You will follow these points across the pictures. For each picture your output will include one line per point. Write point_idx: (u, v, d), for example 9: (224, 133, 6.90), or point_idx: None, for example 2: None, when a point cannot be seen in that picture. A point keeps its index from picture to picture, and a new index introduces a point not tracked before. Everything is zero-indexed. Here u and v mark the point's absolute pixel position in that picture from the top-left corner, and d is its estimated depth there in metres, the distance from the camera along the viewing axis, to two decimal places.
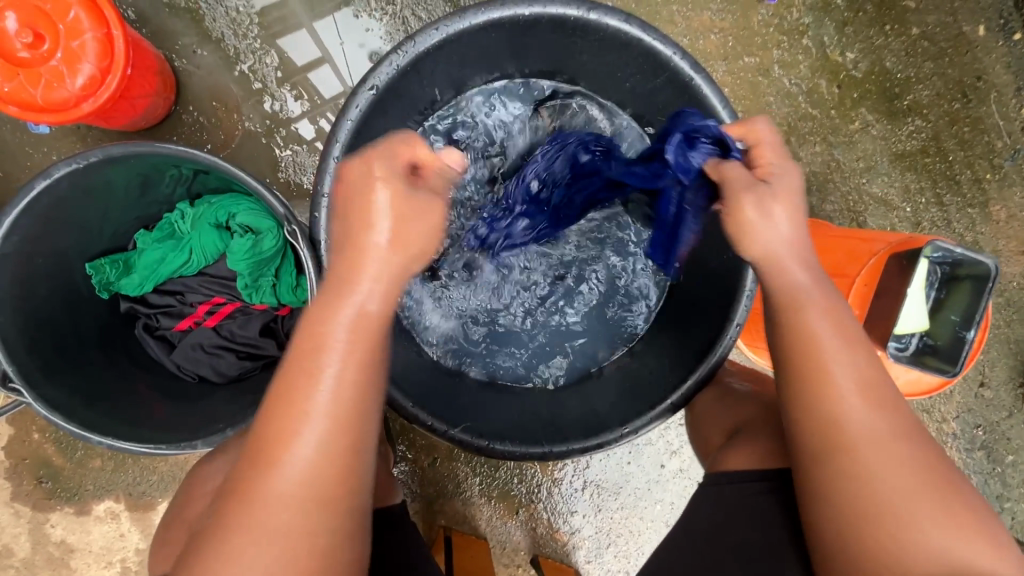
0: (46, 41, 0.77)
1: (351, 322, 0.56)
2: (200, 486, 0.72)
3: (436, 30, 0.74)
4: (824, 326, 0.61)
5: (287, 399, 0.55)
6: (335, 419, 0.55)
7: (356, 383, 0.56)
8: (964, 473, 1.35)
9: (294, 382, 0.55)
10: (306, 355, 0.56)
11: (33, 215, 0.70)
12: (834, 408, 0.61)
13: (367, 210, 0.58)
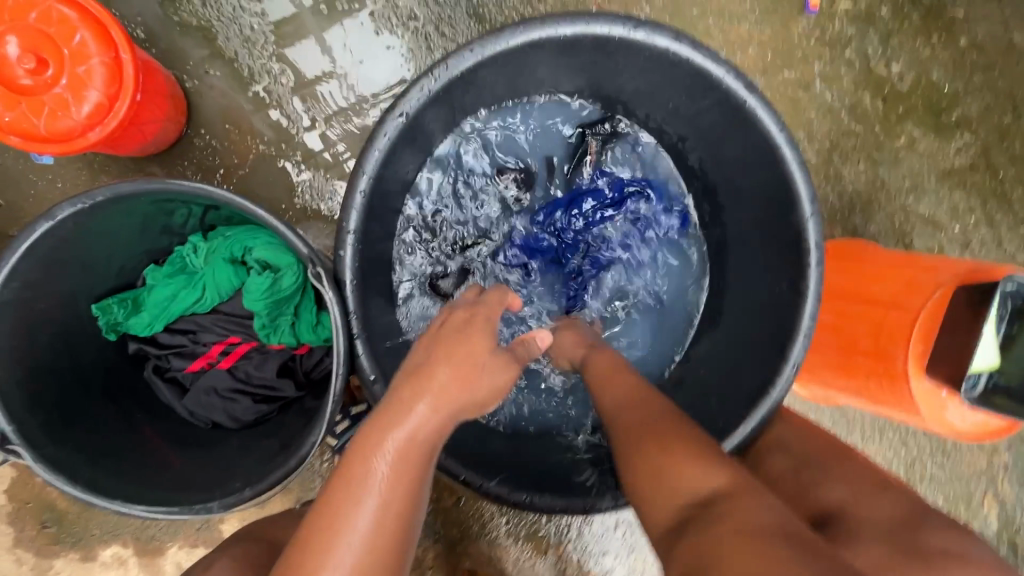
0: (50, 66, 0.72)
1: (400, 446, 0.55)
2: None
3: (470, 52, 0.68)
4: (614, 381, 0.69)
5: (326, 523, 0.50)
6: (373, 548, 0.49)
7: (404, 508, 0.53)
8: (1017, 508, 1.27)
9: (334, 508, 0.51)
10: (355, 478, 0.53)
11: (34, 259, 0.63)
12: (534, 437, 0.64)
13: (444, 351, 0.63)
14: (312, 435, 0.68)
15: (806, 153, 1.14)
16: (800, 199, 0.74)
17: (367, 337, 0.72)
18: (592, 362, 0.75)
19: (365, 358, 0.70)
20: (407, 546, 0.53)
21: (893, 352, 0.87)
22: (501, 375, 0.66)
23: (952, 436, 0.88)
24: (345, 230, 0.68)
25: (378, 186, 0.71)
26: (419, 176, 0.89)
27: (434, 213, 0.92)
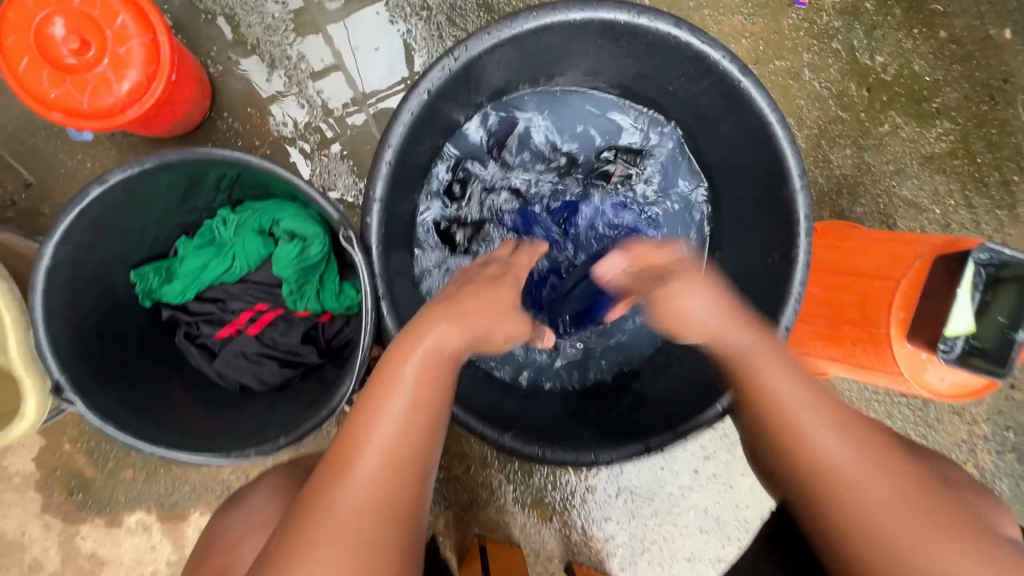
0: (92, 46, 0.76)
1: (430, 348, 0.63)
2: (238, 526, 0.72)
3: (488, 34, 0.74)
4: (781, 381, 0.68)
5: (367, 422, 0.57)
6: (410, 423, 0.57)
7: (430, 416, 0.59)
8: (995, 476, 1.34)
9: (371, 405, 0.58)
10: (388, 381, 0.60)
11: (85, 222, 0.68)
12: (817, 456, 0.63)
13: (465, 298, 0.70)
14: (341, 389, 0.73)
15: (796, 138, 1.21)
16: (791, 173, 0.80)
17: (390, 299, 0.77)
18: (766, 371, 0.69)
19: (390, 318, 0.75)
20: (431, 455, 0.58)
21: (877, 319, 0.92)
22: (516, 327, 0.73)
23: (933, 397, 0.94)
24: (371, 199, 0.74)
25: (401, 159, 0.77)
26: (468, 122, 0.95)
27: (455, 183, 0.97)
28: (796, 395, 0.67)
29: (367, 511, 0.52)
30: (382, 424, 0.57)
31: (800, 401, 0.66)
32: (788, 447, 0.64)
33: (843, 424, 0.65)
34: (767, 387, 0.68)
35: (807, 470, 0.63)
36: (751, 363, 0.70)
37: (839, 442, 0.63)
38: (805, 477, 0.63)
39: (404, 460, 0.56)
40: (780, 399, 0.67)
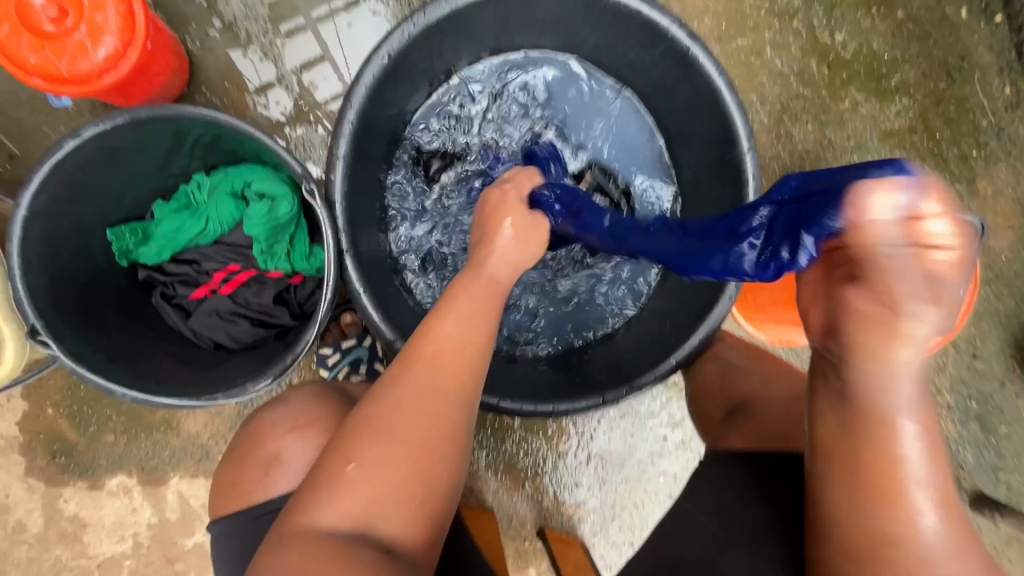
0: (71, 16, 0.80)
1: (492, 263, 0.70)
2: (274, 427, 0.77)
3: (446, 1, 0.78)
4: (910, 441, 0.53)
5: (436, 322, 0.64)
6: (483, 316, 0.66)
7: (490, 319, 0.66)
8: (958, 444, 1.38)
9: (439, 305, 0.65)
10: (455, 286, 0.67)
11: (61, 175, 0.72)
12: (907, 525, 0.53)
13: (492, 228, 0.73)
14: (306, 335, 0.78)
15: (758, 114, 1.25)
16: (739, 135, 0.84)
17: (355, 254, 0.81)
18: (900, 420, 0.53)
19: (354, 272, 0.79)
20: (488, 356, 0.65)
21: None
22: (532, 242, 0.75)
23: None
24: (335, 156, 0.77)
25: (364, 120, 0.80)
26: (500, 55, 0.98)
27: (452, 113, 0.99)
28: (920, 465, 0.53)
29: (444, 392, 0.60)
30: (450, 324, 0.64)
31: (922, 480, 0.53)
32: (879, 503, 0.54)
33: (947, 507, 0.53)
34: (894, 441, 0.53)
35: (897, 533, 0.53)
36: (885, 397, 0.53)
37: (942, 529, 0.53)
38: (881, 536, 0.54)
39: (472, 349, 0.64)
40: (899, 454, 0.53)
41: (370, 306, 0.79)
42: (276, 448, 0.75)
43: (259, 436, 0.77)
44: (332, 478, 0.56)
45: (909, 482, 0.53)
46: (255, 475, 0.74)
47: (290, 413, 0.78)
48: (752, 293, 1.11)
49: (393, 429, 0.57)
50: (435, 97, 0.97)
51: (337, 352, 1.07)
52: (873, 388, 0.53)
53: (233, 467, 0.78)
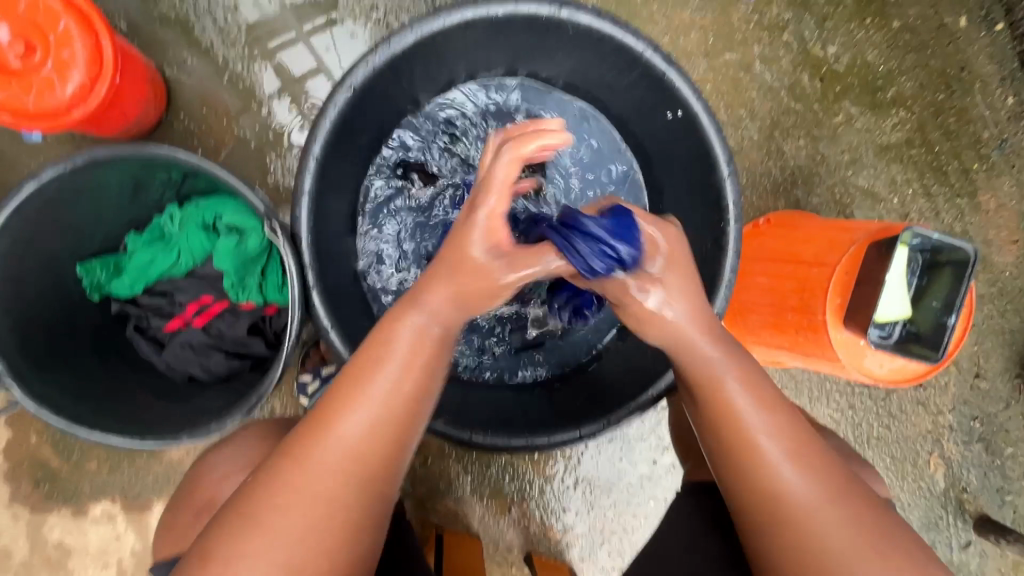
0: (37, 51, 0.80)
1: (415, 333, 0.63)
2: (211, 471, 0.77)
3: (411, 31, 0.76)
4: (739, 393, 0.64)
5: (346, 398, 0.61)
6: (392, 397, 0.61)
7: (410, 396, 0.62)
8: (962, 466, 1.33)
9: (355, 376, 0.62)
10: (381, 354, 0.62)
11: (23, 215, 0.72)
12: (772, 477, 0.62)
13: (461, 252, 0.65)
14: (270, 375, 0.78)
15: (748, 130, 1.22)
16: (718, 160, 0.81)
17: (322, 289, 0.79)
18: (727, 384, 0.64)
19: (320, 308, 0.78)
20: (411, 432, 0.62)
21: (814, 305, 0.93)
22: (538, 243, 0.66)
23: (872, 382, 0.95)
24: (299, 192, 0.75)
25: (331, 153, 0.79)
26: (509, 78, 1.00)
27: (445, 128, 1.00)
28: (758, 419, 0.63)
29: (345, 472, 0.59)
30: (358, 402, 0.60)
31: (766, 429, 0.63)
32: (738, 458, 0.63)
33: (796, 448, 0.63)
34: (728, 398, 0.64)
35: (764, 487, 0.62)
36: (705, 358, 0.65)
37: (798, 473, 0.62)
38: (757, 493, 0.62)
39: (381, 428, 0.60)
40: (737, 407, 0.64)
41: (338, 343, 0.77)
42: (213, 492, 0.75)
43: (202, 475, 0.78)
44: (217, 563, 0.55)
45: (755, 435, 0.63)
46: (190, 519, 0.75)
47: (233, 453, 0.78)
48: (738, 314, 1.06)
49: (286, 511, 0.57)
50: (437, 109, 0.99)
51: (316, 379, 1.05)
52: (683, 351, 0.66)
53: (179, 507, 0.78)
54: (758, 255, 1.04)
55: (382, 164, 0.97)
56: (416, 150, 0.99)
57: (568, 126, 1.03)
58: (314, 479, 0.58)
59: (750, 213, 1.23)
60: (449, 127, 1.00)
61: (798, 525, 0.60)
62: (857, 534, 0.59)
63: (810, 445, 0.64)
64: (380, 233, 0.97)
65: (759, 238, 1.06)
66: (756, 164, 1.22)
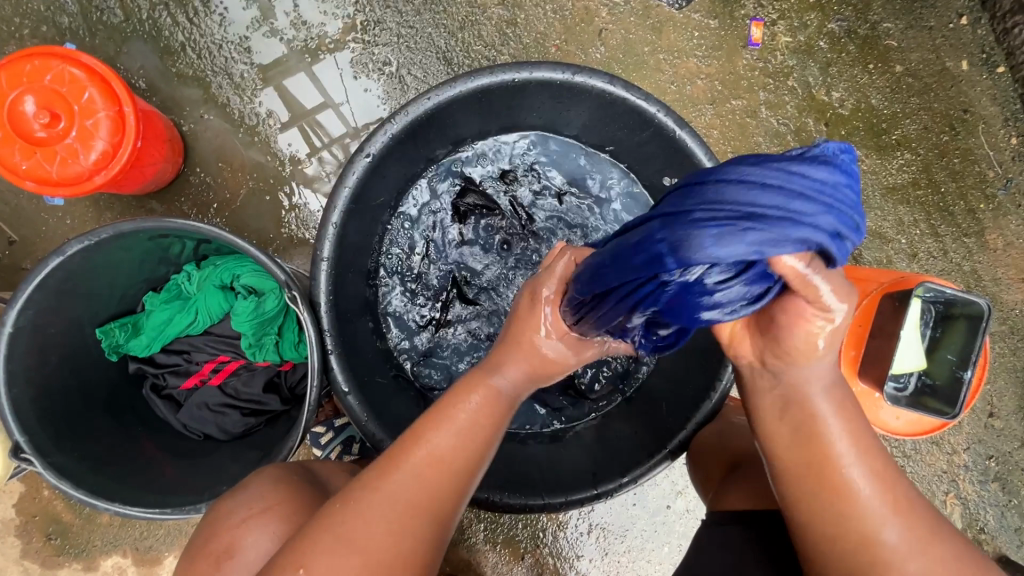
0: (62, 120, 0.83)
1: (484, 389, 0.64)
2: (228, 516, 0.69)
3: (427, 99, 0.78)
4: (834, 432, 0.58)
5: (424, 427, 0.62)
6: (465, 446, 0.61)
7: (483, 441, 0.62)
8: (979, 506, 1.32)
9: (428, 426, 0.61)
10: (453, 406, 0.63)
11: (47, 288, 0.74)
12: (861, 524, 0.56)
13: (527, 330, 0.67)
14: (291, 440, 0.79)
15: None
16: None
17: (340, 352, 0.80)
18: (817, 417, 0.58)
19: (339, 372, 0.78)
20: (474, 473, 0.62)
21: None
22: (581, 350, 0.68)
23: (888, 434, 0.94)
24: (320, 259, 0.77)
25: (349, 218, 0.80)
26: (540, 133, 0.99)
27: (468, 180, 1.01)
28: (854, 461, 0.57)
29: (408, 517, 0.57)
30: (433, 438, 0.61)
31: (860, 474, 0.57)
32: (824, 502, 0.58)
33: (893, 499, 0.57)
34: (823, 437, 0.58)
35: (855, 536, 0.57)
36: (807, 398, 0.58)
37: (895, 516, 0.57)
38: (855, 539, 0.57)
39: (450, 478, 0.60)
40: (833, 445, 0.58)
41: (357, 406, 0.78)
42: (231, 538, 0.67)
43: (217, 519, 0.70)
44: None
45: (850, 479, 0.57)
46: (209, 569, 0.66)
47: (248, 499, 0.70)
48: None
49: (353, 549, 0.55)
50: (461, 160, 1.00)
51: (330, 430, 1.06)
52: (785, 387, 0.58)
53: (193, 554, 0.70)
54: None
55: (404, 214, 0.99)
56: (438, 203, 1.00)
57: (591, 181, 1.01)
58: (385, 508, 0.57)
59: None
60: (469, 178, 1.01)
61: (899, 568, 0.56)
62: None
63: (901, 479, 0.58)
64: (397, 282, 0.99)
65: None
66: None
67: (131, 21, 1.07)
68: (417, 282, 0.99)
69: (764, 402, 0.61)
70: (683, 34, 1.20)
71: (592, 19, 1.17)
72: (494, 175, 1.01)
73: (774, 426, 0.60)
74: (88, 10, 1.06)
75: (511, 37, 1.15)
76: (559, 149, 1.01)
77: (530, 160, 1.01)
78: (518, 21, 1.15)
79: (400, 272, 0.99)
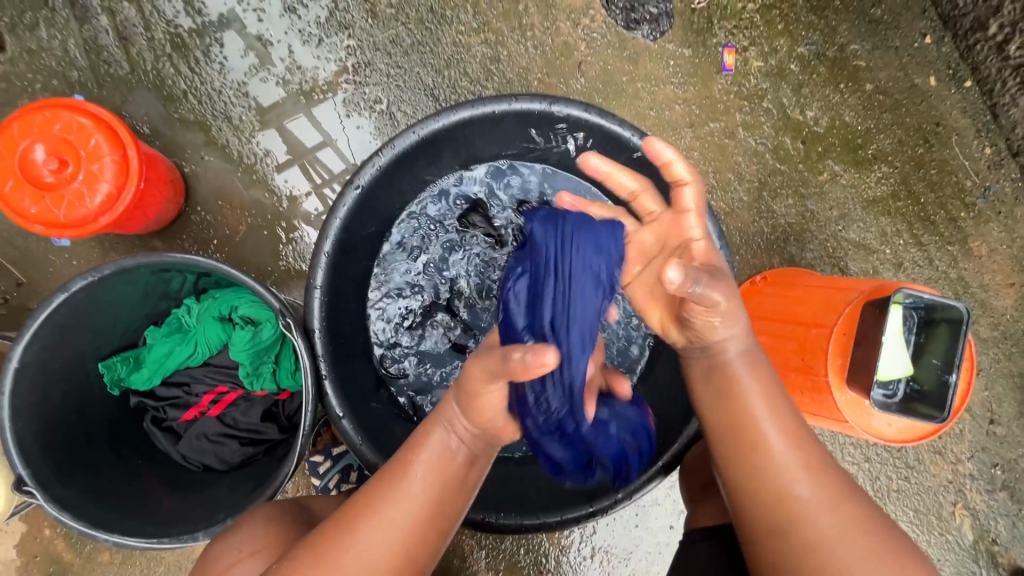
0: (69, 165, 0.88)
1: (437, 448, 0.70)
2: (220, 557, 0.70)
3: (413, 132, 0.82)
4: (754, 394, 0.72)
5: (383, 495, 0.67)
6: (425, 494, 0.67)
7: (436, 494, 0.68)
8: (989, 517, 1.30)
9: (393, 479, 0.68)
10: (415, 456, 0.70)
11: (52, 324, 0.77)
12: (780, 475, 0.67)
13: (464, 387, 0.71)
14: (285, 469, 0.80)
15: (737, 192, 1.27)
16: (709, 236, 0.85)
17: (334, 377, 0.82)
18: (743, 382, 0.73)
19: (333, 397, 0.80)
20: (440, 522, 0.68)
21: (816, 366, 0.94)
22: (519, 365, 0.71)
23: (882, 442, 0.94)
24: (312, 287, 0.80)
25: (341, 247, 0.84)
26: (525, 162, 1.04)
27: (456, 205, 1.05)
28: (770, 419, 0.71)
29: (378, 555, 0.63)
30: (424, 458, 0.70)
31: (779, 431, 0.70)
32: (748, 461, 0.69)
33: (802, 456, 0.69)
34: (745, 397, 0.72)
35: (773, 487, 0.67)
36: (725, 357, 0.74)
37: (805, 476, 0.67)
38: (774, 494, 0.67)
39: (418, 521, 0.66)
40: (752, 404, 0.72)
41: (352, 431, 0.80)
42: None
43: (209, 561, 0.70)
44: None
45: (765, 435, 0.70)
46: None
47: (240, 539, 0.71)
48: None
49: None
50: (448, 188, 1.04)
51: (328, 459, 1.06)
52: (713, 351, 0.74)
53: None
54: (758, 315, 1.06)
55: (395, 239, 1.02)
56: (426, 227, 1.04)
57: None
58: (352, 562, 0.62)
59: (747, 271, 1.27)
60: (456, 206, 1.05)
61: (807, 522, 0.64)
62: (864, 538, 0.63)
63: (814, 451, 0.70)
64: (387, 302, 1.01)
65: (757, 295, 1.09)
66: (748, 224, 1.27)
67: (136, 72, 1.14)
68: (407, 302, 1.02)
69: (693, 369, 0.78)
70: (659, 63, 1.26)
71: (571, 53, 1.24)
72: (482, 202, 1.05)
73: (708, 393, 0.75)
74: (97, 64, 1.13)
75: (495, 72, 1.21)
76: (543, 177, 1.05)
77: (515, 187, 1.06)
78: (501, 57, 1.21)
79: (390, 294, 1.02)
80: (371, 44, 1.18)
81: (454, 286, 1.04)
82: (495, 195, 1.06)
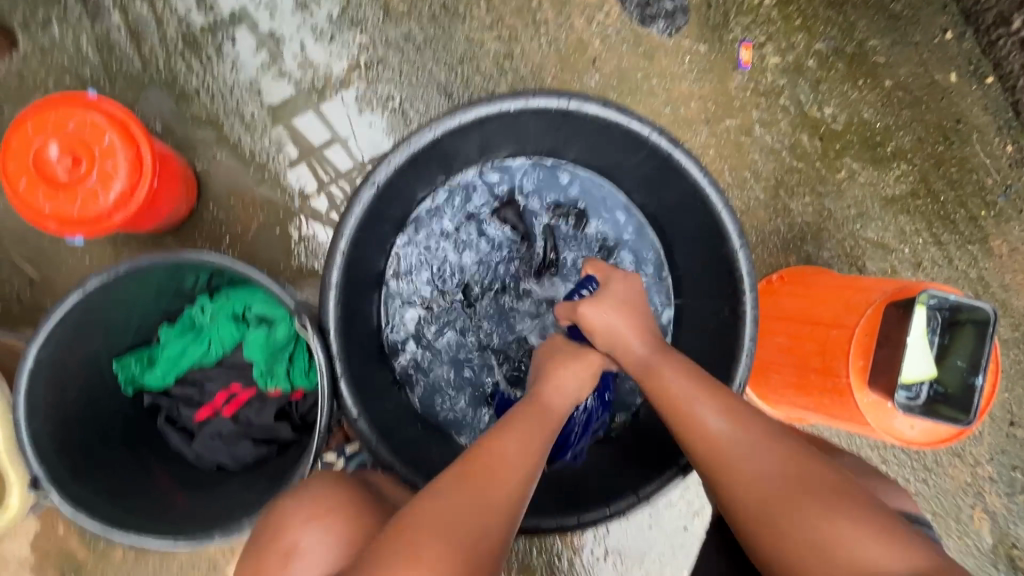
0: (82, 163, 0.87)
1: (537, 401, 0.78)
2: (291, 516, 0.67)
3: (429, 130, 0.81)
4: (669, 370, 0.77)
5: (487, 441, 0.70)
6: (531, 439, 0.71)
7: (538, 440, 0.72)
8: (1008, 520, 1.28)
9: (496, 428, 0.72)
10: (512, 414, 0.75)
11: (67, 323, 0.76)
12: (704, 434, 0.71)
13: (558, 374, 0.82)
14: (302, 466, 0.80)
15: (754, 190, 1.25)
16: (729, 236, 0.83)
17: (349, 377, 0.81)
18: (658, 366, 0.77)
19: (348, 397, 0.79)
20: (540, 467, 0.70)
21: (837, 367, 0.93)
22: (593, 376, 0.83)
23: (904, 444, 0.93)
24: (328, 285, 0.79)
25: (356, 244, 0.83)
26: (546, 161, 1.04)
27: (473, 201, 1.04)
28: (690, 389, 0.74)
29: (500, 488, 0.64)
30: (525, 446, 0.70)
31: (700, 397, 0.73)
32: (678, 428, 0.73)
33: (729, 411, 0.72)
34: (660, 375, 0.76)
35: (704, 448, 0.70)
36: (637, 354, 0.80)
37: (729, 428, 0.70)
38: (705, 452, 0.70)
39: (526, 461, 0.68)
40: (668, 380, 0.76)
41: (367, 431, 0.79)
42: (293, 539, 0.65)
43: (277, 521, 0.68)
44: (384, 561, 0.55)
45: (690, 405, 0.73)
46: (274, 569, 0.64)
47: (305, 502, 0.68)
48: (761, 374, 1.06)
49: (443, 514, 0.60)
50: (465, 183, 1.03)
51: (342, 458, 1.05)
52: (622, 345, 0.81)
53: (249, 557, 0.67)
54: (775, 316, 1.05)
55: (410, 232, 1.01)
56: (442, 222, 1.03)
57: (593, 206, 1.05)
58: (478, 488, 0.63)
59: (762, 270, 1.25)
60: (473, 201, 1.04)
61: (731, 471, 0.68)
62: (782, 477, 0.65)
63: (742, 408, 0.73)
64: (400, 293, 1.00)
65: (773, 295, 1.08)
66: (765, 222, 1.25)
67: (148, 70, 1.13)
68: (419, 295, 1.01)
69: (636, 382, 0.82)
70: (674, 59, 1.24)
71: (585, 49, 1.22)
72: (499, 198, 1.05)
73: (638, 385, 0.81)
74: (109, 61, 1.12)
75: (509, 69, 1.20)
76: (562, 176, 1.05)
77: (534, 184, 1.05)
78: (514, 54, 1.20)
79: (403, 285, 1.00)
80: (383, 40, 1.17)
81: (469, 280, 1.04)
82: (513, 192, 1.05)
